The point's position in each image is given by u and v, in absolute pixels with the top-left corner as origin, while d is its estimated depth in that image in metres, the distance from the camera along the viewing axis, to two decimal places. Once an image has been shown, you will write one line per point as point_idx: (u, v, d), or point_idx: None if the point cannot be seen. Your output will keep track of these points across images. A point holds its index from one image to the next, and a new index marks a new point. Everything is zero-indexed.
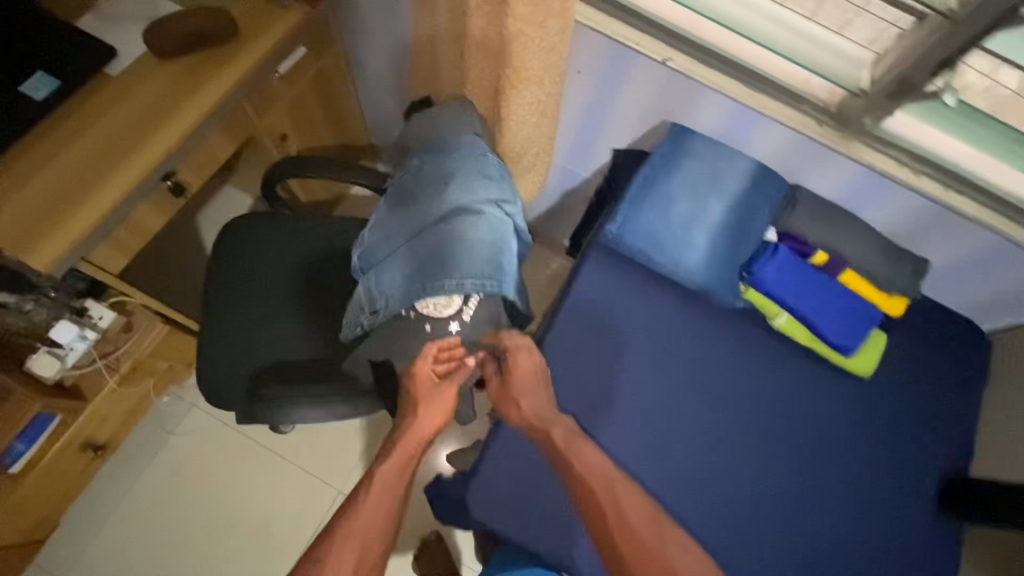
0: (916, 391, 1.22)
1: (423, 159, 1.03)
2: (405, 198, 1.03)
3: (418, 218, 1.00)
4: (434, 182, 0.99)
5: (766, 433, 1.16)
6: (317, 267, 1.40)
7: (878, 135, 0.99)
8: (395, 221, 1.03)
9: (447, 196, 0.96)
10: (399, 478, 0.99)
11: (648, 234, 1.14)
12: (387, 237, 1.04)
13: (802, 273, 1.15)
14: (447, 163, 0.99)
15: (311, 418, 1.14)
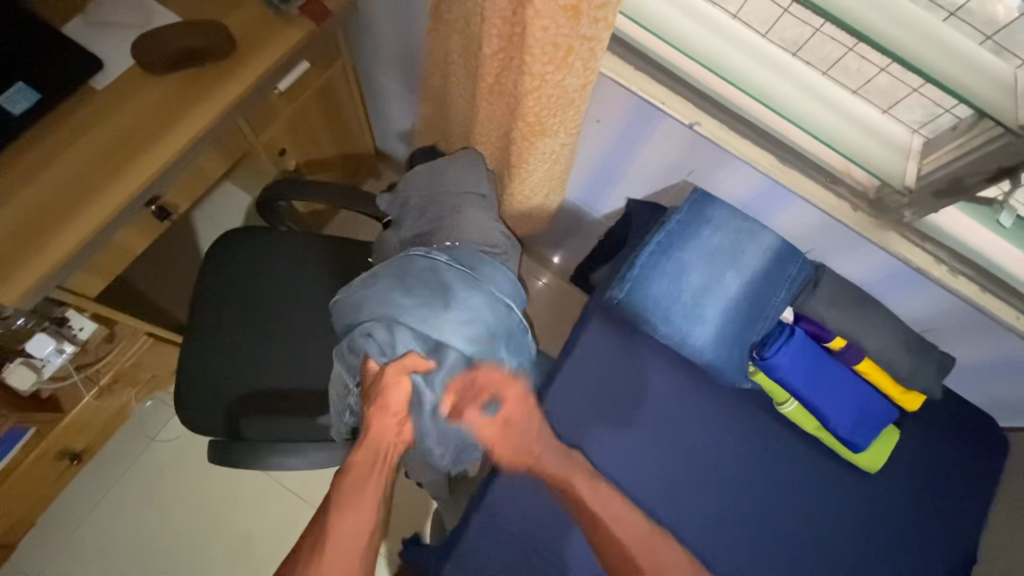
0: (937, 496, 1.06)
1: (440, 255, 0.89)
2: (400, 278, 0.87)
3: (399, 310, 0.85)
4: (440, 300, 0.85)
5: (772, 531, 1.02)
6: (307, 287, 1.34)
7: (918, 229, 0.90)
8: (375, 293, 0.86)
9: (439, 319, 0.84)
10: (369, 489, 0.82)
11: (660, 305, 1.04)
12: (358, 303, 0.87)
13: (818, 361, 1.02)
14: (460, 281, 0.87)
15: (289, 469, 1.05)
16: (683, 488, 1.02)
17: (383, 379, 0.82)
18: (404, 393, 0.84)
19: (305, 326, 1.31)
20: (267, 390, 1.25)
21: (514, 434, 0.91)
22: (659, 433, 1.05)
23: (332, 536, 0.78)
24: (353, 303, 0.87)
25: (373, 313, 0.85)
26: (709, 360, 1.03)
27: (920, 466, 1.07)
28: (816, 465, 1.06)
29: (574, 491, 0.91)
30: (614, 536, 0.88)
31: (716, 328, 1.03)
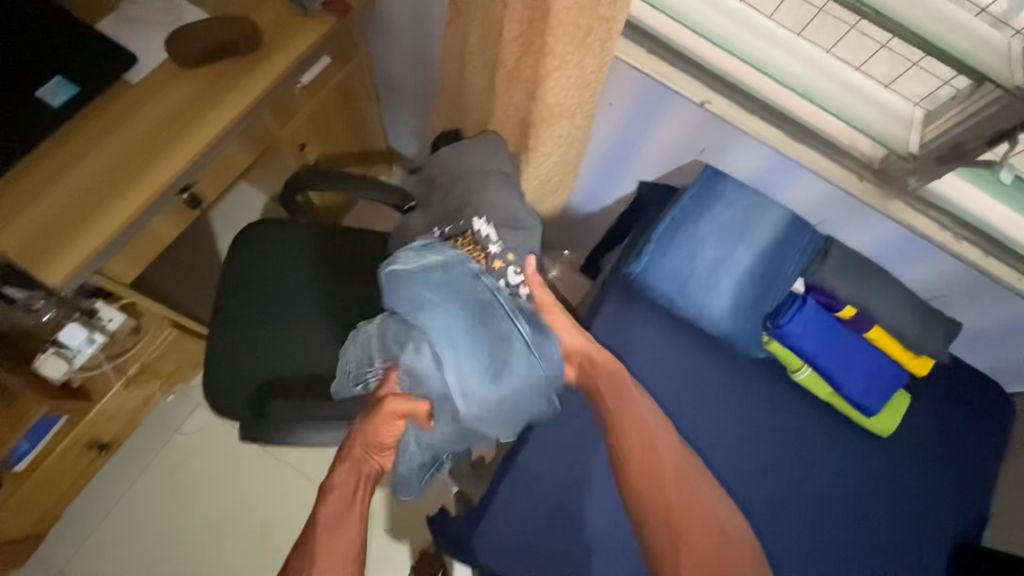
0: (947, 458, 1.09)
1: (522, 321, 0.91)
2: (473, 324, 0.87)
3: (452, 350, 0.84)
4: (483, 370, 0.86)
5: (788, 493, 1.05)
6: (325, 285, 1.36)
7: (921, 196, 0.94)
8: (441, 305, 0.86)
9: (472, 383, 0.85)
10: (354, 509, 0.90)
11: (675, 279, 1.08)
12: (420, 307, 0.85)
13: (829, 329, 1.05)
14: (524, 366, 0.89)
15: (320, 444, 1.16)
16: (701, 457, 1.06)
17: (382, 413, 0.85)
18: (393, 432, 0.89)
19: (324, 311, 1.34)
20: (291, 372, 1.29)
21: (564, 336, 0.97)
22: (676, 403, 1.08)
23: (319, 557, 0.86)
24: (413, 298, 0.85)
25: (429, 327, 0.85)
26: (724, 330, 1.07)
27: (931, 432, 1.10)
28: (829, 430, 1.09)
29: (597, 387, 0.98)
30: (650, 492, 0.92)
31: (729, 300, 1.07)
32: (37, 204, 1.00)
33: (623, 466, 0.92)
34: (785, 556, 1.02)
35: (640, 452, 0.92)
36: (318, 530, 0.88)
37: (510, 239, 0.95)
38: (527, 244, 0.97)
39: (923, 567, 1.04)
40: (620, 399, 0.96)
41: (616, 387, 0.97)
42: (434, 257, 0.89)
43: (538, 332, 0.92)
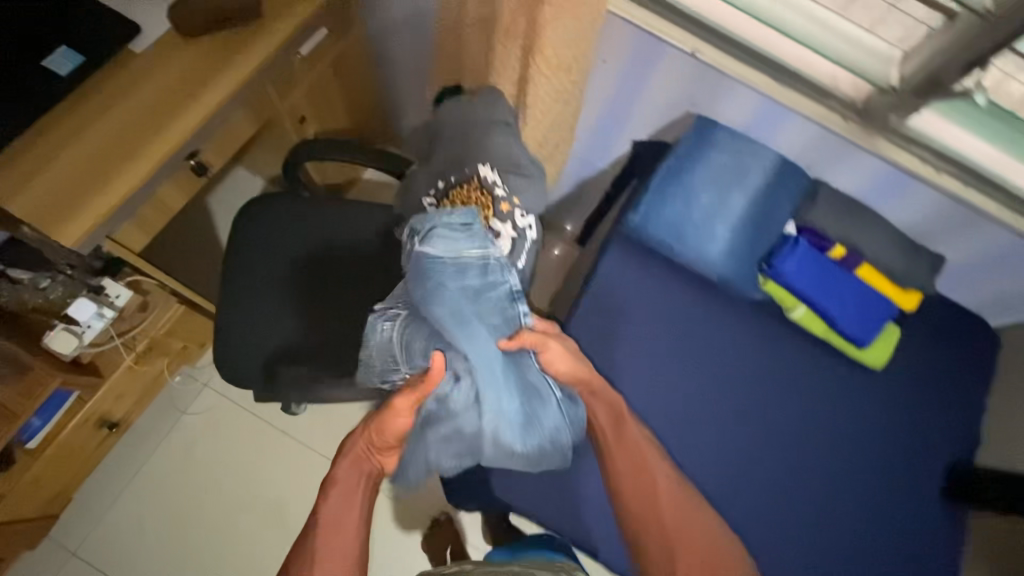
0: (935, 387, 1.14)
1: (549, 376, 0.93)
2: (505, 372, 0.86)
3: (492, 386, 0.85)
4: (516, 418, 0.90)
5: (787, 425, 1.10)
6: (333, 255, 1.35)
7: (903, 132, 0.98)
8: (478, 323, 0.84)
9: (503, 424, 0.89)
10: (355, 503, 0.94)
11: (672, 227, 1.11)
12: (456, 316, 0.83)
13: (822, 267, 1.09)
14: (545, 425, 0.93)
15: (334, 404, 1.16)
16: (702, 396, 1.10)
17: (393, 412, 0.83)
18: (399, 429, 0.86)
19: (331, 285, 1.33)
20: (300, 350, 1.27)
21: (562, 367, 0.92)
22: (677, 346, 1.12)
23: (322, 555, 0.90)
24: (446, 292, 0.83)
25: (470, 353, 0.83)
26: (720, 273, 1.12)
27: (922, 363, 1.15)
28: (825, 367, 1.14)
29: (594, 413, 0.98)
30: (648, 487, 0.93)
31: (725, 243, 1.11)
32: (47, 170, 1.01)
33: (620, 483, 0.94)
34: (788, 482, 1.07)
35: (633, 475, 0.93)
36: (320, 527, 0.92)
37: (518, 188, 0.95)
38: (533, 190, 0.96)
39: (916, 488, 1.10)
40: (618, 423, 0.97)
41: (611, 412, 0.97)
42: (470, 252, 0.85)
43: (568, 398, 0.96)
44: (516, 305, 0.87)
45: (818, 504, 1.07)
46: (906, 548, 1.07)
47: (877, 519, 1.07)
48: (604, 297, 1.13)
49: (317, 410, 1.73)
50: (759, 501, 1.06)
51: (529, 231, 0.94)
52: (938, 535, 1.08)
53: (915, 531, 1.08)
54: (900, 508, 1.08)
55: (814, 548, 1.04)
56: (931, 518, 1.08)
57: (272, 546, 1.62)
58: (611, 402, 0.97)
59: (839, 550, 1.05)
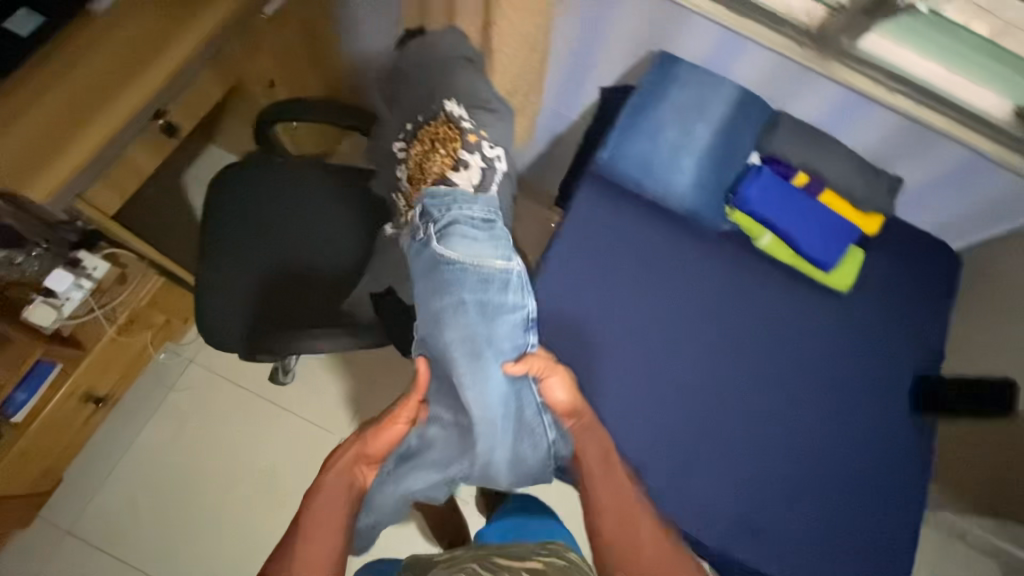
0: (901, 306, 1.19)
1: (545, 409, 0.98)
2: (508, 394, 0.93)
3: (491, 417, 0.92)
4: (507, 449, 0.97)
5: (763, 349, 1.13)
6: (312, 217, 1.33)
7: (856, 55, 1.01)
8: (488, 339, 0.89)
9: (492, 455, 0.96)
10: (336, 511, 0.94)
11: (640, 161, 1.14)
12: (468, 327, 0.88)
13: (785, 193, 1.13)
14: (528, 456, 1.00)
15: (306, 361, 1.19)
16: (679, 326, 1.12)
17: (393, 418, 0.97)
18: (393, 438, 1.00)
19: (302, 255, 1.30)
20: (275, 318, 1.25)
21: (561, 402, 0.98)
22: (652, 279, 1.14)
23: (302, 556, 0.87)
24: (462, 298, 0.86)
25: (476, 372, 0.89)
26: (689, 205, 1.15)
27: (887, 284, 1.19)
28: (797, 294, 1.17)
29: (581, 448, 0.99)
30: (627, 517, 0.92)
31: (692, 175, 1.14)
32: (14, 129, 1.01)
33: (600, 516, 0.93)
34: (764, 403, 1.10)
35: (615, 505, 0.93)
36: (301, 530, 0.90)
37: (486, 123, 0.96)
38: (502, 127, 0.96)
39: (889, 403, 1.13)
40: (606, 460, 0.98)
41: (601, 449, 0.99)
42: (492, 263, 0.88)
43: (560, 435, 1.00)
44: (527, 330, 0.93)
45: (795, 422, 1.10)
46: (885, 461, 1.10)
47: (852, 434, 1.10)
48: (578, 235, 1.15)
49: (306, 380, 1.74)
50: (738, 423, 1.09)
51: (499, 162, 0.94)
52: (913, 445, 1.11)
53: (891, 444, 1.11)
54: (875, 421, 1.12)
55: (792, 463, 1.08)
56: (905, 431, 1.12)
57: (267, 514, 1.63)
58: (599, 436, 0.99)
59: (817, 464, 1.08)
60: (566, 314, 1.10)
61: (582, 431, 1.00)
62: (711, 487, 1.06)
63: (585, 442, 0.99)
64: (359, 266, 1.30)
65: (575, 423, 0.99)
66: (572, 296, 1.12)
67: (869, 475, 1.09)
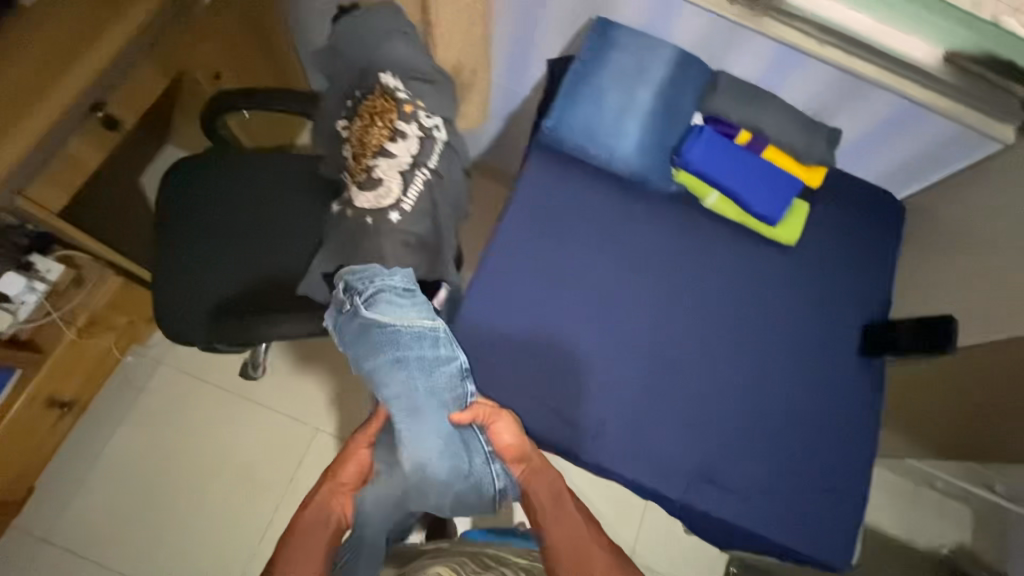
0: (849, 255, 1.21)
1: (493, 455, 0.96)
2: (452, 439, 0.92)
3: (430, 466, 0.91)
4: (448, 495, 0.94)
5: (717, 304, 1.14)
6: (266, 206, 1.32)
7: (786, 10, 1.05)
8: (426, 393, 0.91)
9: (436, 499, 0.94)
10: (314, 549, 0.87)
11: (584, 128, 1.15)
12: (403, 387, 0.88)
13: (727, 152, 1.15)
14: (476, 500, 0.96)
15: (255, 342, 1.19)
16: (633, 287, 1.13)
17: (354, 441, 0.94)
18: (361, 463, 0.95)
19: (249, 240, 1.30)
20: (219, 302, 1.24)
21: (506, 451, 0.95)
22: (605, 243, 1.15)
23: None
24: (394, 357, 0.88)
25: (412, 425, 0.90)
26: (635, 169, 1.15)
27: (835, 235, 1.22)
28: (747, 249, 1.18)
29: (531, 493, 0.96)
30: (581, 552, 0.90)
31: (636, 139, 1.15)
32: None
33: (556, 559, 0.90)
34: (719, 353, 1.11)
35: (573, 550, 0.90)
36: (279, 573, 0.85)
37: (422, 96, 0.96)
38: (438, 97, 0.96)
39: (844, 350, 1.15)
40: (557, 500, 0.95)
41: (553, 490, 0.96)
42: (421, 321, 0.91)
43: (507, 478, 0.97)
44: (463, 380, 0.95)
45: (755, 374, 1.11)
46: (844, 406, 1.11)
47: (811, 382, 1.12)
48: (528, 205, 1.15)
49: (278, 374, 1.74)
50: (699, 380, 1.09)
51: (437, 131, 0.95)
52: (868, 388, 1.13)
53: (848, 388, 1.13)
54: (832, 368, 1.13)
55: (754, 415, 1.08)
56: (860, 375, 1.14)
57: (245, 509, 1.62)
58: (548, 476, 0.97)
59: (779, 414, 1.09)
60: (519, 282, 1.11)
61: (531, 475, 0.96)
62: (675, 441, 1.05)
63: (535, 486, 0.96)
64: (311, 248, 1.30)
65: (525, 467, 0.96)
66: (525, 266, 1.12)
67: (828, 421, 1.10)
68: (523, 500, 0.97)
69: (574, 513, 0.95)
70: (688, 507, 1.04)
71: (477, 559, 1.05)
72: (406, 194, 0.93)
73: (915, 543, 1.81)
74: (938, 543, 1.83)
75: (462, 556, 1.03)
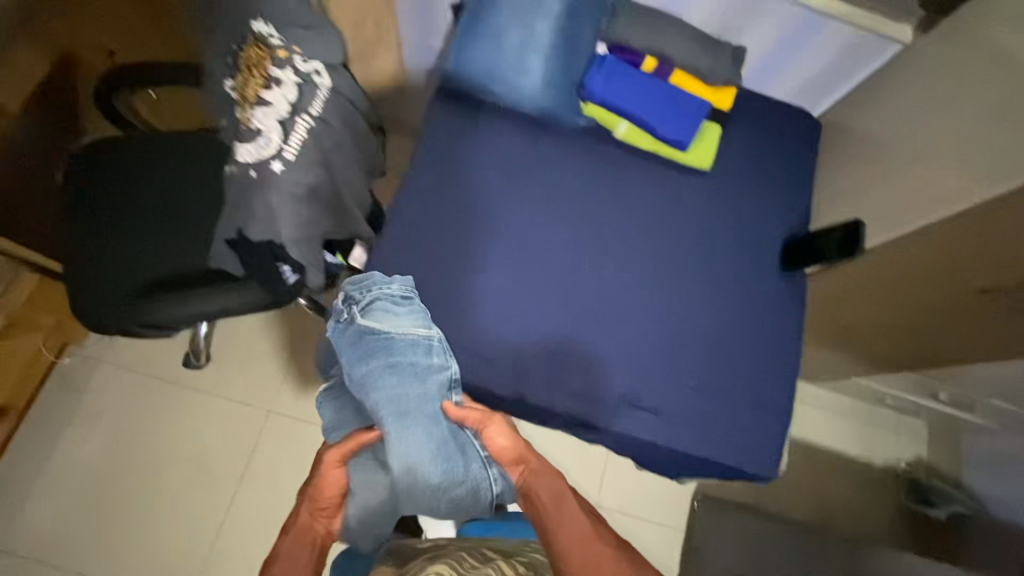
0: (765, 174, 1.21)
1: (489, 459, 1.03)
2: (443, 436, 0.98)
3: (425, 465, 0.96)
4: (444, 495, 0.99)
5: (635, 235, 1.13)
6: (171, 186, 1.28)
7: None
8: (416, 396, 0.97)
9: (431, 501, 0.99)
10: (300, 557, 1.03)
11: (485, 66, 1.11)
12: (393, 387, 0.96)
13: (631, 78, 1.13)
14: (472, 499, 1.02)
15: (165, 321, 1.15)
16: (548, 226, 1.12)
17: (325, 464, 1.04)
18: (335, 485, 1.05)
19: (162, 221, 1.26)
20: (122, 282, 1.20)
21: (504, 453, 1.02)
22: (517, 185, 1.13)
23: None
24: (389, 362, 0.96)
25: (406, 425, 0.95)
26: (541, 105, 1.12)
27: (750, 155, 1.22)
28: (662, 177, 1.18)
29: (534, 495, 1.03)
30: (585, 543, 0.97)
31: (540, 73, 1.11)
32: None
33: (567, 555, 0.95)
34: (639, 281, 1.11)
35: (577, 543, 0.97)
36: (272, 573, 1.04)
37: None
38: (319, 40, 0.90)
39: (764, 267, 1.15)
40: (557, 501, 1.02)
41: (552, 491, 1.03)
42: (416, 329, 0.98)
43: (500, 475, 1.05)
44: (450, 389, 1.00)
45: (677, 299, 1.10)
46: (766, 321, 1.12)
47: (733, 301, 1.12)
48: (436, 152, 1.14)
49: (223, 360, 1.71)
50: (622, 311, 1.08)
51: (317, 77, 0.91)
52: (790, 303, 1.14)
53: (769, 304, 1.13)
54: (754, 286, 1.14)
55: (678, 340, 1.08)
56: (781, 290, 1.15)
57: (203, 497, 1.61)
58: (546, 478, 1.04)
59: (703, 336, 1.09)
60: (432, 230, 1.09)
61: (531, 476, 1.04)
62: (598, 374, 1.05)
63: (536, 489, 1.04)
64: (214, 218, 1.27)
65: (524, 469, 1.04)
66: (438, 214, 1.10)
67: (751, 337, 1.11)
68: (526, 504, 1.04)
69: (575, 510, 1.01)
70: (618, 435, 1.04)
71: (474, 552, 1.00)
72: (287, 143, 0.90)
73: (875, 462, 1.84)
74: (896, 459, 1.85)
75: (461, 552, 0.98)
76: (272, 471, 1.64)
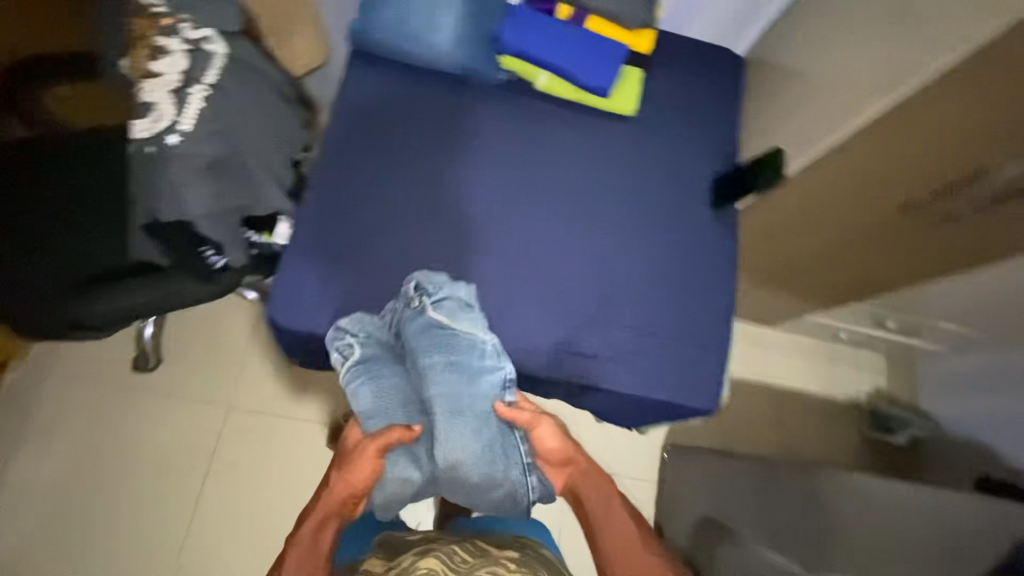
0: (688, 113, 1.21)
1: (533, 461, 1.00)
2: (491, 438, 0.96)
3: (470, 460, 0.94)
4: (481, 493, 0.96)
5: (561, 184, 1.13)
6: (70, 178, 1.19)
7: None
8: (469, 394, 0.96)
9: (468, 496, 0.97)
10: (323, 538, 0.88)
11: (394, 25, 1.09)
12: (450, 384, 0.95)
13: (545, 26, 1.10)
14: (507, 504, 0.98)
15: (93, 318, 1.11)
16: (473, 182, 1.10)
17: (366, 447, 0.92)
18: (369, 473, 0.93)
19: (63, 215, 1.16)
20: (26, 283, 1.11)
21: (555, 452, 0.99)
22: (440, 144, 1.11)
23: None
24: (451, 359, 0.95)
25: (457, 421, 0.94)
26: (455, 62, 1.11)
27: (672, 97, 1.21)
28: (586, 124, 1.17)
29: (581, 495, 1.00)
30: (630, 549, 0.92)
31: (449, 29, 1.09)
32: None
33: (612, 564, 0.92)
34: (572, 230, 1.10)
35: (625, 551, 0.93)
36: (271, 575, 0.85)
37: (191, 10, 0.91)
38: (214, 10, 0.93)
39: (693, 205, 1.16)
40: (606, 504, 0.98)
41: (600, 493, 0.99)
42: (478, 334, 0.97)
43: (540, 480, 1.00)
44: (505, 389, 0.98)
45: (608, 244, 1.10)
46: (698, 258, 1.13)
47: (664, 241, 1.13)
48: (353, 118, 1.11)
49: (175, 359, 1.68)
50: (555, 260, 1.08)
51: (211, 46, 0.92)
52: (721, 238, 1.15)
53: (700, 239, 1.14)
54: (683, 225, 1.14)
55: (612, 283, 1.08)
56: (711, 226, 1.15)
57: (167, 498, 1.58)
58: (594, 478, 1.00)
59: (637, 278, 1.09)
60: (355, 196, 1.07)
61: (579, 476, 1.01)
62: (535, 324, 1.04)
63: (585, 485, 1.00)
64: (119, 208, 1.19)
65: (571, 469, 1.01)
66: (360, 180, 1.08)
67: (685, 275, 1.11)
68: (570, 497, 1.02)
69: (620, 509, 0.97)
70: (559, 382, 1.04)
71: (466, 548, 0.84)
72: (183, 114, 0.88)
73: (836, 397, 1.86)
74: (858, 391, 1.89)
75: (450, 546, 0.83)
76: (235, 465, 1.61)
